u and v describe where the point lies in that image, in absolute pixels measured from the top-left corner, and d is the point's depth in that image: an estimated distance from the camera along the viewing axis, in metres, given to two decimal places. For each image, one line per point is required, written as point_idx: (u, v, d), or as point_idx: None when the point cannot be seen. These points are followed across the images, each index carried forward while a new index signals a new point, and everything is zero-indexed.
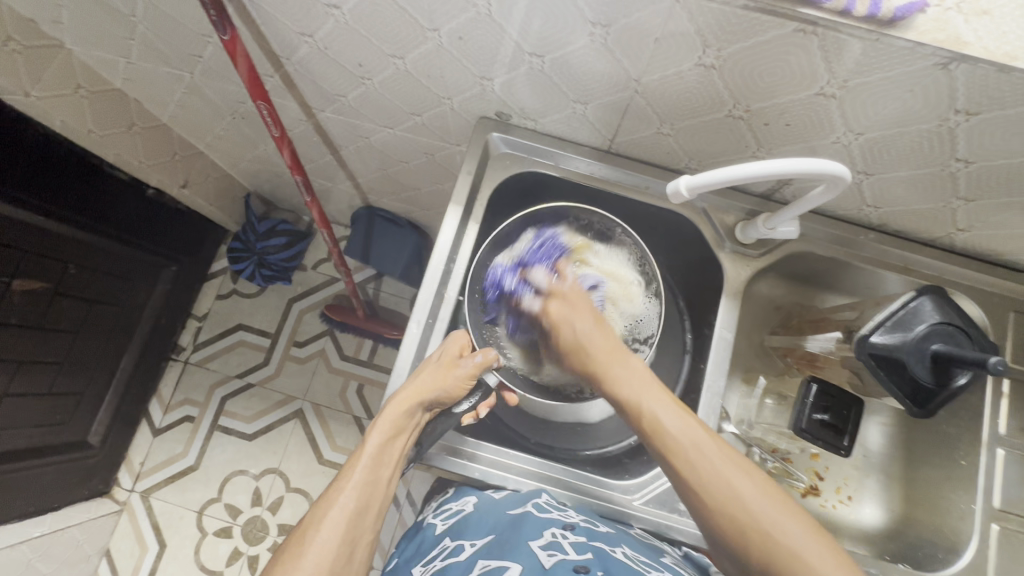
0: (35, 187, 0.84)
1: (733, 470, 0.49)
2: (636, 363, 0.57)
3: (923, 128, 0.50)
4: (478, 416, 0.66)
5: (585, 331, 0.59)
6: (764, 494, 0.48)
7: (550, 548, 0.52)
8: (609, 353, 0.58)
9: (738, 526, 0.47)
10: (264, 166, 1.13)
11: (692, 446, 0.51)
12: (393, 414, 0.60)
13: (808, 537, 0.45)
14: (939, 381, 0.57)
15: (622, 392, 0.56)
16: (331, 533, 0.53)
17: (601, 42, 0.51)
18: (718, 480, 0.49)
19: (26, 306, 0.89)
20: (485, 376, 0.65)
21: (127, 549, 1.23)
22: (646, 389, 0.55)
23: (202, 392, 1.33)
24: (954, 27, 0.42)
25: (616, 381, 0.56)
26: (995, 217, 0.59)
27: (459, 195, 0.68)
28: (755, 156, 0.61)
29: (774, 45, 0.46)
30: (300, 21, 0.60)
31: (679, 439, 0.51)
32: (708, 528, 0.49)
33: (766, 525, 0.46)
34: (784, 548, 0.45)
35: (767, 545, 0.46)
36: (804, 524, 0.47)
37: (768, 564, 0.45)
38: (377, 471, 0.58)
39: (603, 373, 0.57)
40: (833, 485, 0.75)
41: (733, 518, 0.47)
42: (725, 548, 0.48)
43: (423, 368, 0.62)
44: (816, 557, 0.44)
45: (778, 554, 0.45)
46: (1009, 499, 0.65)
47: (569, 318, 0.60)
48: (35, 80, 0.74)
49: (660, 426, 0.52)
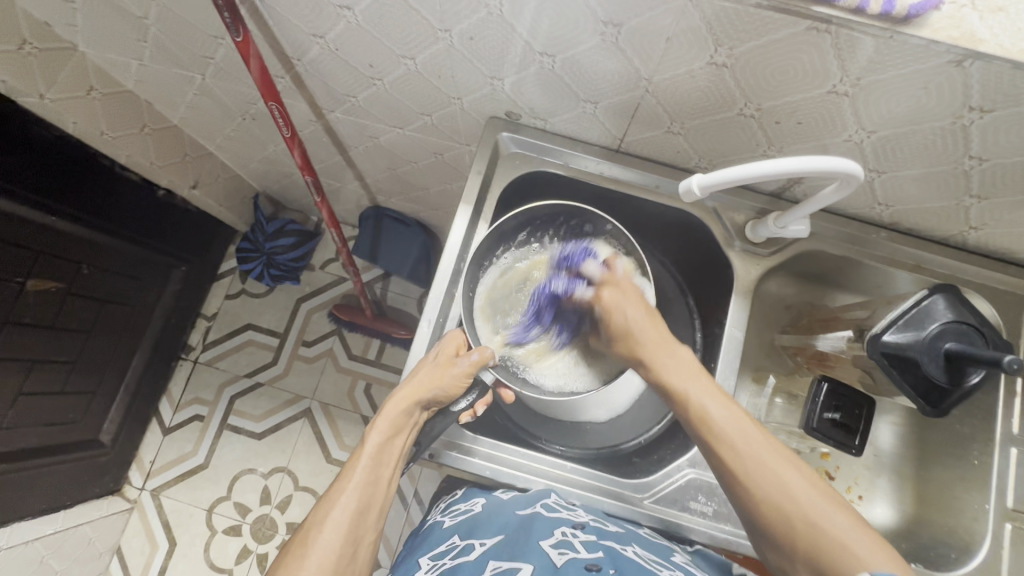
0: (49, 188, 0.85)
1: (780, 461, 0.50)
2: (683, 353, 0.57)
3: (937, 126, 0.50)
4: (476, 414, 0.65)
5: (634, 317, 0.59)
6: (810, 485, 0.48)
7: (561, 547, 0.52)
8: (658, 343, 0.58)
9: (785, 516, 0.47)
10: (273, 166, 1.14)
11: (740, 435, 0.51)
12: (392, 414, 0.60)
13: (852, 525, 0.45)
14: (953, 379, 0.56)
15: (670, 380, 0.56)
16: (332, 533, 0.53)
17: (612, 41, 0.51)
18: (765, 470, 0.49)
19: (40, 305, 0.90)
20: (481, 373, 0.63)
21: (138, 547, 1.24)
22: (692, 380, 0.55)
23: (212, 391, 1.34)
24: (969, 24, 0.42)
25: (665, 371, 0.57)
26: (1008, 215, 0.59)
27: (469, 195, 0.69)
28: (766, 154, 0.61)
29: (787, 43, 0.46)
30: (312, 22, 0.60)
31: (726, 428, 0.52)
32: (757, 521, 0.49)
33: (813, 514, 0.47)
34: (831, 539, 0.45)
35: (813, 535, 0.46)
36: (848, 514, 0.47)
37: (817, 555, 0.45)
38: (377, 471, 0.58)
39: (652, 362, 0.58)
40: (844, 485, 0.74)
41: (779, 510, 0.48)
42: (772, 540, 0.48)
43: (421, 368, 0.62)
44: (863, 549, 0.44)
45: (825, 547, 0.45)
46: (1022, 499, 0.64)
47: (618, 304, 0.61)
48: (49, 83, 0.75)
49: (707, 417, 0.53)
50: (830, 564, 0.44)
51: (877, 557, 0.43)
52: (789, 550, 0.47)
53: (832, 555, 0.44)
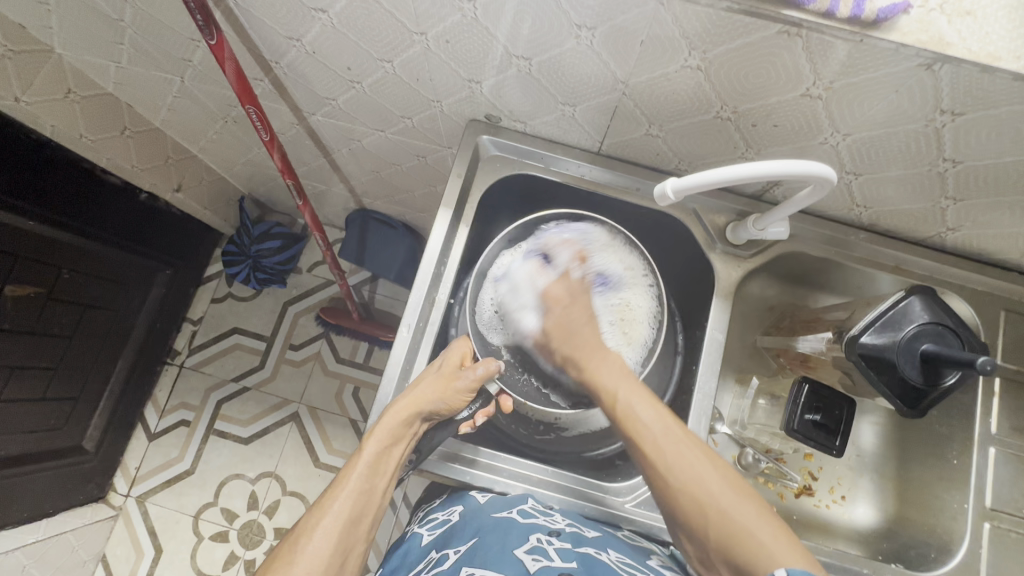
0: (27, 190, 0.83)
1: (690, 450, 0.54)
2: (614, 357, 0.60)
3: (911, 129, 0.50)
4: (475, 425, 0.64)
5: (577, 326, 0.61)
6: (728, 483, 0.52)
7: (535, 553, 0.53)
8: (591, 347, 0.60)
9: (700, 507, 0.51)
10: (258, 169, 1.13)
11: (661, 431, 0.54)
12: (390, 422, 0.59)
13: (760, 517, 0.50)
14: (928, 381, 0.57)
15: (602, 382, 0.58)
16: (327, 548, 0.53)
17: (588, 43, 0.51)
18: (685, 468, 0.53)
19: (19, 311, 0.88)
20: (488, 384, 0.64)
21: (123, 555, 1.22)
22: (620, 378, 0.58)
23: (198, 395, 1.32)
24: (937, 28, 0.42)
25: (598, 373, 0.58)
26: (984, 216, 0.59)
27: (449, 198, 0.68)
28: (745, 157, 0.61)
29: (760, 47, 0.46)
30: (288, 25, 0.60)
31: (650, 425, 0.55)
32: (675, 513, 0.53)
33: (727, 508, 0.50)
34: (743, 531, 0.49)
35: (724, 526, 0.50)
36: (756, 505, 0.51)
37: (727, 540, 0.50)
38: (372, 480, 0.58)
39: (588, 368, 0.59)
40: (827, 486, 0.75)
41: (695, 501, 0.52)
42: (686, 527, 0.53)
43: (426, 380, 0.61)
44: (770, 541, 0.48)
45: (733, 535, 0.49)
46: (1000, 497, 0.65)
47: (563, 323, 0.61)
48: (25, 85, 0.74)
49: (633, 415, 0.55)
50: (746, 558, 0.48)
51: (783, 546, 0.48)
52: (702, 535, 0.51)
53: (745, 548, 0.49)
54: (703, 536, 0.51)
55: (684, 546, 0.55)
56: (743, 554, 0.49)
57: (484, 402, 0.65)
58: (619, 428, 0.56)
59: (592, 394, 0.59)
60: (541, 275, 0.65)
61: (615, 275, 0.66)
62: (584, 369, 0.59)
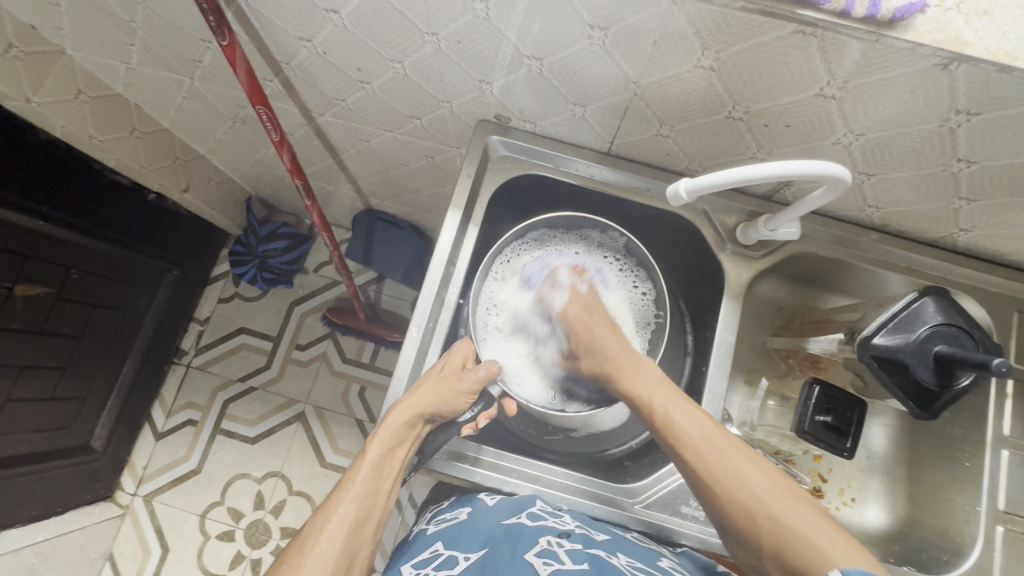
0: (36, 190, 0.84)
1: (733, 453, 0.54)
2: (646, 363, 0.62)
3: (925, 129, 0.50)
4: (478, 427, 0.63)
5: (601, 339, 0.64)
6: (776, 485, 0.52)
7: (545, 556, 0.53)
8: (618, 355, 0.62)
9: (750, 513, 0.51)
10: (266, 169, 1.13)
11: (702, 436, 0.55)
12: (393, 425, 0.60)
13: (813, 518, 0.49)
14: (942, 383, 0.56)
15: (636, 390, 0.60)
16: (333, 551, 0.53)
17: (599, 43, 0.51)
18: (729, 472, 0.53)
19: (29, 310, 0.89)
20: (490, 386, 0.64)
21: (130, 554, 1.23)
22: (657, 386, 0.59)
23: (205, 395, 1.33)
24: (954, 27, 0.42)
25: (631, 381, 0.60)
26: (998, 217, 0.59)
27: (459, 199, 0.68)
28: (756, 157, 0.61)
29: (774, 46, 0.45)
30: (299, 25, 0.60)
31: (690, 431, 0.55)
32: (725, 520, 0.53)
33: (778, 512, 0.50)
34: (796, 535, 0.48)
35: (777, 532, 0.49)
36: (809, 509, 0.50)
37: (781, 546, 0.49)
38: (377, 483, 0.58)
39: (620, 376, 0.61)
40: (836, 488, 0.75)
41: (743, 507, 0.51)
42: (737, 535, 0.52)
43: (427, 384, 0.61)
44: (826, 542, 0.47)
45: (788, 541, 0.48)
46: (1013, 500, 0.64)
47: (586, 336, 0.65)
48: (36, 86, 0.75)
49: (672, 423, 0.56)
50: (803, 563, 0.47)
51: (840, 547, 0.47)
52: (755, 542, 0.51)
53: (801, 552, 0.48)
54: (756, 542, 0.51)
55: (736, 554, 0.54)
56: (800, 558, 0.48)
57: (486, 405, 0.64)
58: (662, 435, 0.57)
59: (627, 402, 0.61)
60: (553, 296, 0.69)
61: (599, 275, 0.72)
62: (616, 377, 0.62)
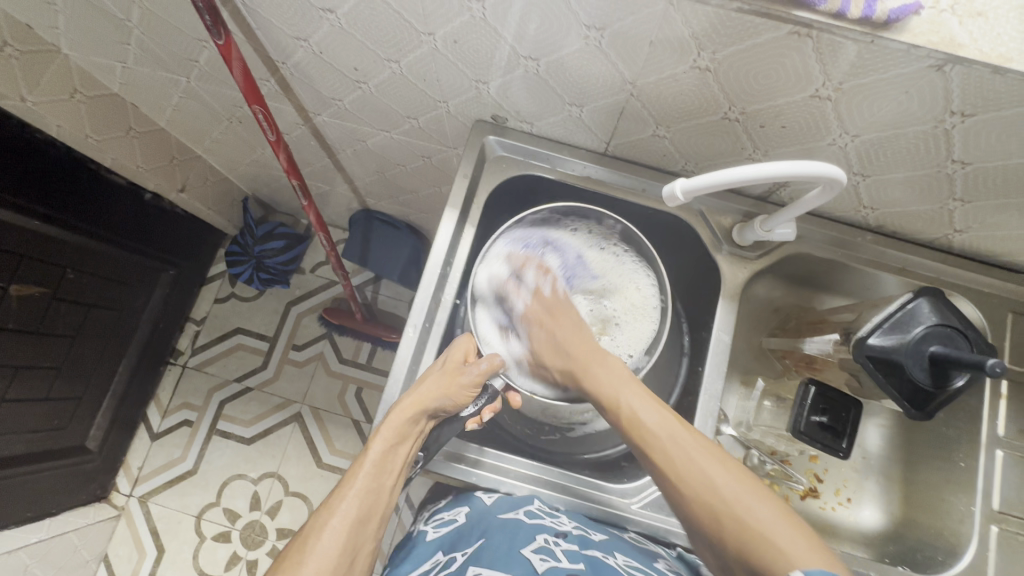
0: (31, 190, 0.84)
1: (698, 452, 0.54)
2: (614, 361, 0.62)
3: (919, 130, 0.50)
4: (482, 421, 0.65)
5: (563, 336, 0.64)
6: (741, 483, 0.52)
7: (542, 553, 0.53)
8: (585, 355, 0.62)
9: (713, 512, 0.51)
10: (262, 169, 1.13)
11: (667, 435, 0.55)
12: (396, 421, 0.59)
13: (776, 517, 0.49)
14: (937, 384, 0.56)
15: (602, 389, 0.60)
16: (335, 549, 0.53)
17: (596, 44, 0.51)
18: (694, 471, 0.53)
19: (24, 310, 0.88)
20: (491, 379, 0.65)
21: (125, 555, 1.22)
22: (623, 383, 0.59)
23: (201, 396, 1.32)
24: (949, 29, 0.42)
25: (596, 380, 0.61)
26: (992, 218, 0.59)
27: (455, 199, 0.68)
28: (752, 158, 0.61)
29: (769, 47, 0.46)
30: (296, 25, 0.60)
31: (656, 430, 0.56)
32: (691, 518, 0.53)
33: (741, 512, 0.50)
34: (761, 535, 0.48)
35: (740, 531, 0.49)
36: (775, 508, 0.50)
37: (744, 546, 0.49)
38: (379, 479, 0.58)
39: (585, 377, 0.61)
40: (832, 488, 0.75)
41: (707, 506, 0.51)
42: (703, 534, 0.52)
43: (429, 380, 0.61)
44: (788, 542, 0.47)
45: (749, 540, 0.48)
46: (1007, 500, 0.65)
47: (547, 337, 0.65)
48: (31, 85, 0.74)
49: (638, 422, 0.57)
50: (763, 563, 0.47)
51: (802, 548, 0.47)
52: (720, 540, 0.51)
53: (762, 552, 0.47)
54: (721, 541, 0.51)
55: (704, 553, 0.54)
56: (761, 559, 0.47)
57: (490, 399, 0.65)
58: (628, 434, 0.57)
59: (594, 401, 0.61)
60: (516, 295, 0.67)
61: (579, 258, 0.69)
62: (580, 378, 0.62)
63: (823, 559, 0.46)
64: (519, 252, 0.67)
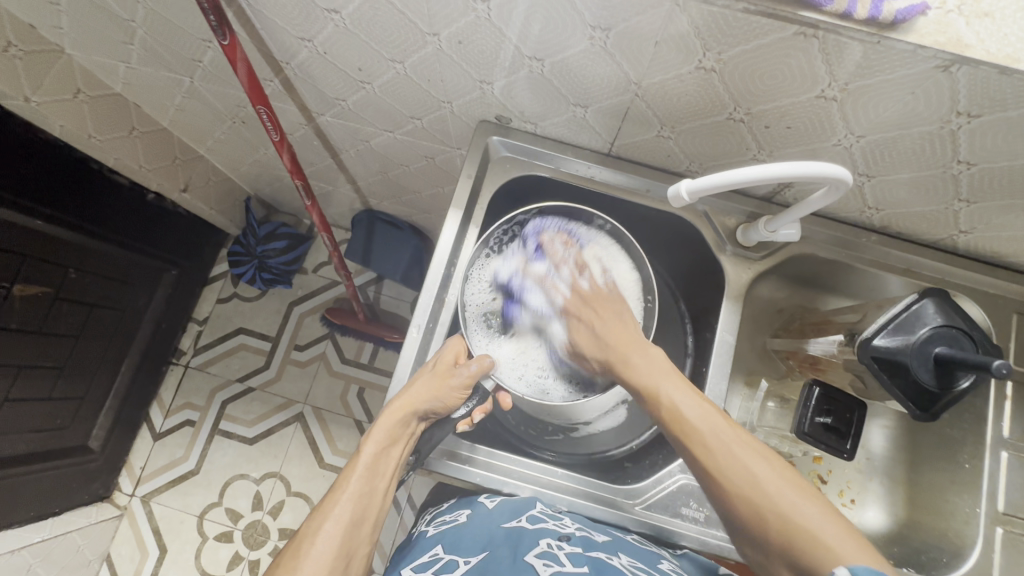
0: (35, 189, 0.84)
1: (741, 446, 0.51)
2: (653, 351, 0.59)
3: (925, 131, 0.50)
4: (473, 423, 0.64)
5: (602, 327, 0.62)
6: (787, 482, 0.49)
7: (545, 557, 0.53)
8: (626, 345, 0.60)
9: (758, 512, 0.48)
10: (265, 169, 1.13)
11: (709, 428, 0.52)
12: (386, 424, 0.59)
13: (826, 517, 0.46)
14: (942, 385, 0.56)
15: (641, 379, 0.57)
16: (329, 552, 0.53)
17: (601, 45, 0.51)
18: (736, 465, 0.50)
19: (28, 310, 0.88)
20: (484, 380, 0.64)
21: (127, 555, 1.22)
22: (662, 374, 0.57)
23: (203, 396, 1.32)
24: (955, 30, 0.42)
25: (636, 370, 0.58)
26: (998, 219, 0.59)
27: (459, 199, 0.68)
28: (757, 159, 0.61)
29: (775, 48, 0.46)
30: (300, 25, 0.60)
31: (697, 423, 0.53)
32: (733, 517, 0.50)
33: (789, 510, 0.47)
34: (811, 535, 0.45)
35: (789, 532, 0.46)
36: (823, 509, 0.47)
37: (792, 548, 0.46)
38: (372, 482, 0.58)
39: (627, 368, 0.58)
40: (837, 489, 0.75)
41: (752, 505, 0.48)
42: (745, 534, 0.49)
43: (419, 384, 0.60)
44: (836, 540, 0.44)
45: (800, 541, 0.45)
46: (1013, 502, 0.65)
47: (590, 329, 0.63)
48: (35, 85, 0.74)
49: (678, 414, 0.54)
50: (811, 561, 0.44)
51: (852, 549, 0.44)
52: (765, 541, 0.48)
53: (811, 552, 0.45)
54: (767, 543, 0.47)
55: (748, 557, 0.50)
56: (811, 561, 0.44)
57: (480, 400, 0.65)
58: (667, 427, 0.54)
59: (634, 392, 0.58)
60: (551, 291, 0.66)
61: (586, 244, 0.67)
62: (619, 369, 0.59)
63: (872, 560, 0.43)
64: (555, 248, 0.66)
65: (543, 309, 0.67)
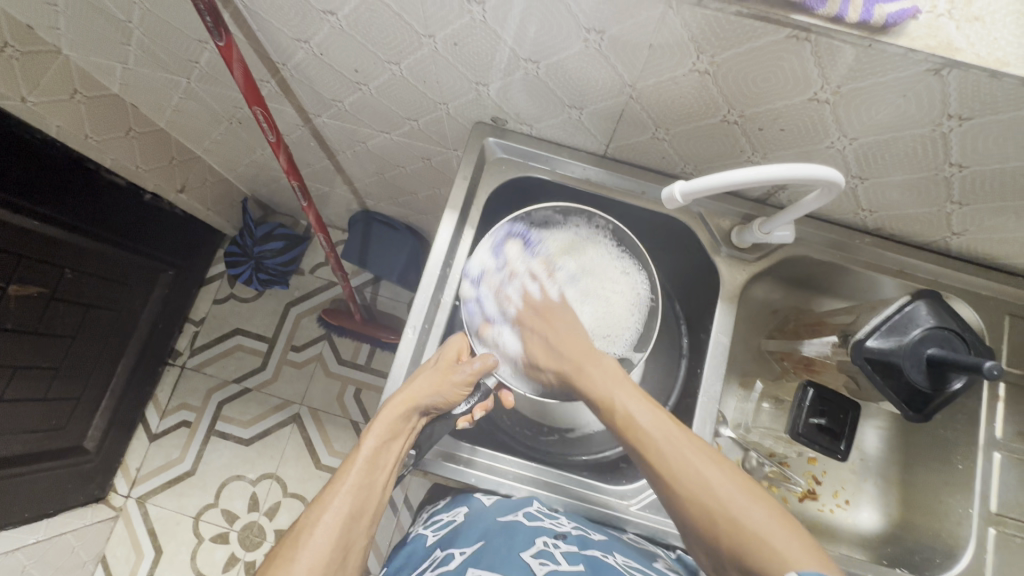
0: (31, 190, 0.84)
1: (693, 451, 0.54)
2: (607, 362, 0.62)
3: (917, 134, 0.50)
4: (473, 420, 0.64)
5: (558, 338, 0.66)
6: (735, 485, 0.52)
7: (542, 557, 0.53)
8: (581, 355, 0.63)
9: (708, 514, 0.52)
10: (262, 170, 1.13)
11: (663, 436, 0.55)
12: (388, 417, 0.59)
13: (769, 517, 0.50)
14: (935, 386, 0.57)
15: (597, 388, 0.60)
16: (327, 544, 0.53)
17: (596, 47, 0.51)
18: (689, 472, 0.53)
19: (23, 310, 0.88)
20: (485, 377, 0.66)
21: (123, 556, 1.22)
22: (617, 385, 0.60)
23: (199, 396, 1.32)
24: (946, 33, 0.42)
25: (592, 380, 0.61)
26: (990, 221, 0.59)
27: (455, 200, 0.68)
28: (751, 161, 0.61)
29: (768, 51, 0.46)
30: (296, 26, 0.60)
31: (652, 431, 0.56)
32: (685, 519, 0.53)
33: (736, 512, 0.51)
34: (755, 534, 0.49)
35: (735, 532, 0.50)
36: (766, 508, 0.51)
37: (739, 546, 0.50)
38: (372, 475, 0.58)
39: (585, 376, 0.62)
40: (831, 490, 0.75)
41: (703, 507, 0.52)
42: (697, 535, 0.53)
43: (421, 377, 0.60)
44: (779, 540, 0.49)
45: (746, 540, 0.49)
46: (1004, 502, 0.65)
47: (543, 339, 0.66)
48: (32, 85, 0.74)
49: (633, 422, 0.57)
50: (757, 563, 0.48)
51: (794, 549, 0.48)
52: (714, 541, 0.52)
53: (755, 551, 0.49)
54: (715, 542, 0.52)
55: (697, 555, 0.54)
56: (755, 557, 0.49)
57: (481, 397, 0.66)
58: (624, 435, 0.57)
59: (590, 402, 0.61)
60: (509, 301, 0.69)
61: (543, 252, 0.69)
62: (576, 379, 0.63)
63: (811, 555, 0.48)
64: (510, 258, 0.68)
65: (497, 315, 0.68)
